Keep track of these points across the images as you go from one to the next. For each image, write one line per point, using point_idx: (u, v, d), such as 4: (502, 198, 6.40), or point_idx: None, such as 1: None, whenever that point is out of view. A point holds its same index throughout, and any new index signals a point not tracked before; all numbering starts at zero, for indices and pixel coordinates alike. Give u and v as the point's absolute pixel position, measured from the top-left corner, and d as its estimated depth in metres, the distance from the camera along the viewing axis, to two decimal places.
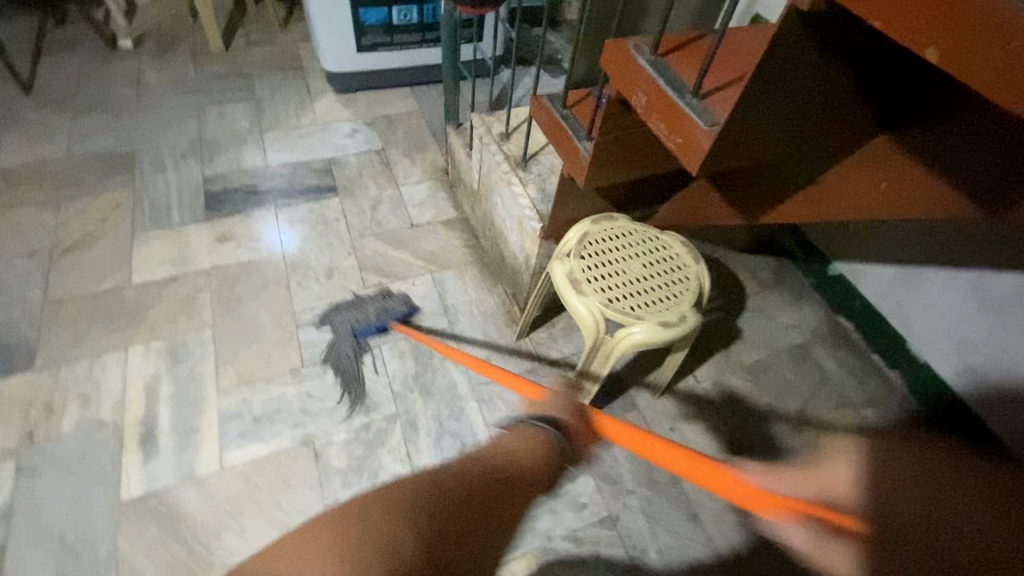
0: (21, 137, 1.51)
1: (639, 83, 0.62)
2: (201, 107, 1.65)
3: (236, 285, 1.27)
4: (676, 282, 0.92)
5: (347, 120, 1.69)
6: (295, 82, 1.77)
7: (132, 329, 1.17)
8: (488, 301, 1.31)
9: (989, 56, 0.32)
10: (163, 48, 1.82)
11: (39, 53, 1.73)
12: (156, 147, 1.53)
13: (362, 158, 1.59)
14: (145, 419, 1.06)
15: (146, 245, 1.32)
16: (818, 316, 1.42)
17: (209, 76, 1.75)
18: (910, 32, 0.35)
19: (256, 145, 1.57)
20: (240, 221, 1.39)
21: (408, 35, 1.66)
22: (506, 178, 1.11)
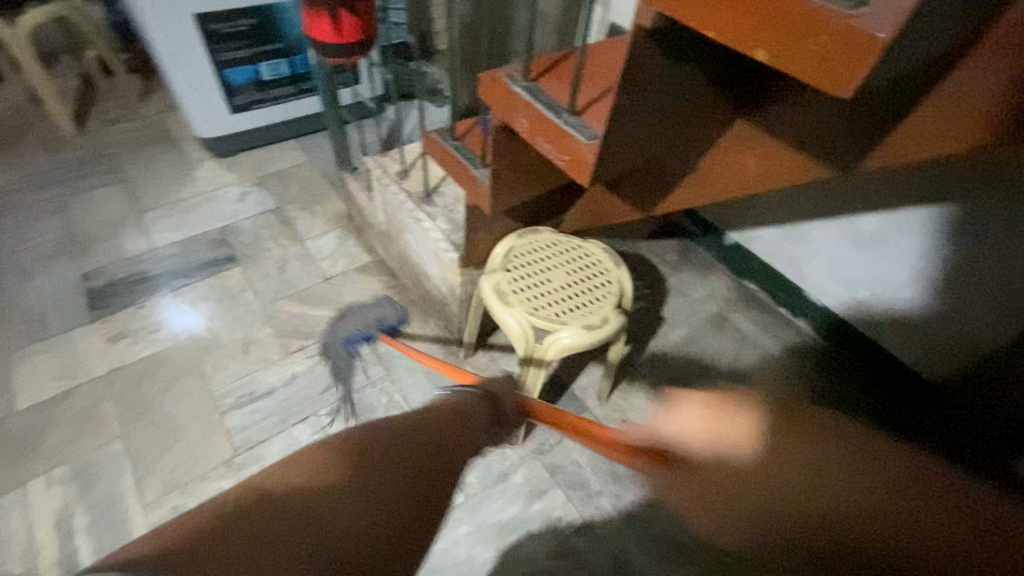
0: None
1: (519, 108, 0.65)
2: (63, 199, 1.50)
3: (143, 383, 1.15)
4: (599, 286, 0.96)
5: (235, 185, 1.60)
6: (169, 154, 1.66)
7: (24, 463, 1.02)
8: (422, 339, 1.29)
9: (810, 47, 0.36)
10: (4, 142, 1.64)
11: None
12: (17, 253, 1.36)
13: (259, 220, 1.52)
14: (63, 559, 0.93)
15: (24, 363, 1.16)
16: (727, 284, 1.53)
17: (67, 164, 1.60)
18: (738, 39, 0.38)
19: (137, 229, 1.45)
20: (133, 314, 1.27)
21: (283, 89, 1.61)
22: (414, 215, 1.10)
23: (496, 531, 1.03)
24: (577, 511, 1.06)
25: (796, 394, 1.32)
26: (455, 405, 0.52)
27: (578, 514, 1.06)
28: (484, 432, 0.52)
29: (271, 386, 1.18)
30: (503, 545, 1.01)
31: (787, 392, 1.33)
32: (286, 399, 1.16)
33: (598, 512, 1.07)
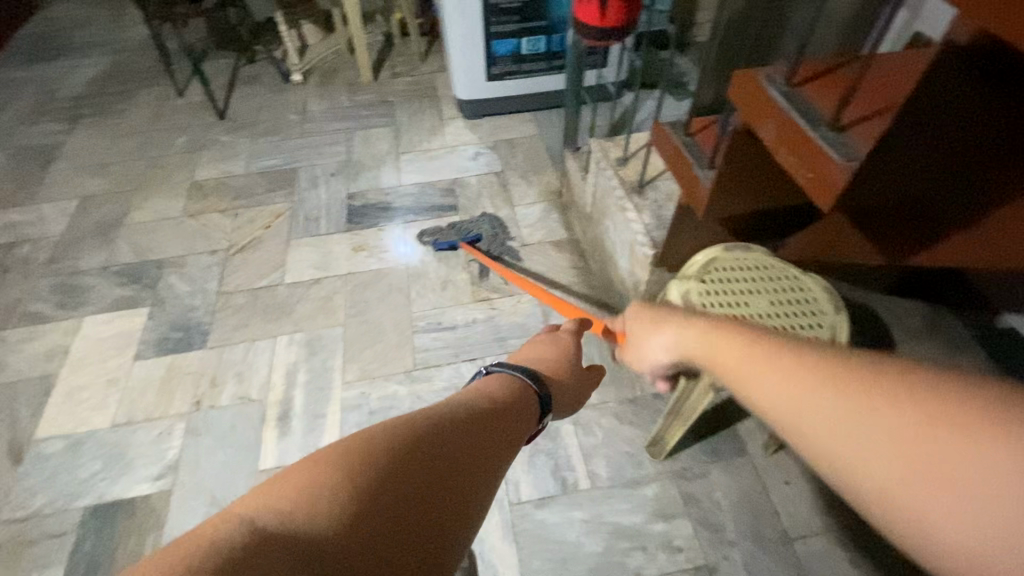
0: (215, 154, 1.83)
1: (766, 111, 0.61)
2: (350, 132, 1.88)
3: (366, 290, 1.41)
4: (805, 326, 0.84)
5: (472, 145, 1.81)
6: (430, 109, 1.95)
7: (280, 322, 1.35)
8: (593, 324, 1.31)
9: None
10: (325, 80, 2.11)
11: (234, 87, 2.10)
12: (313, 166, 1.76)
13: (483, 180, 1.69)
14: (284, 401, 1.21)
15: (298, 250, 1.52)
16: (983, 376, 1.21)
17: (359, 104, 1.99)
18: None
19: (392, 166, 1.75)
20: (373, 233, 1.55)
21: (535, 64, 1.74)
22: (621, 203, 1.11)
23: (611, 531, 1.01)
24: (702, 550, 0.99)
25: None
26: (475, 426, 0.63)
27: (702, 555, 0.99)
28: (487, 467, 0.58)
29: (455, 323, 1.33)
30: (615, 547, 1.00)
31: None
32: (463, 337, 1.30)
33: (725, 562, 0.98)
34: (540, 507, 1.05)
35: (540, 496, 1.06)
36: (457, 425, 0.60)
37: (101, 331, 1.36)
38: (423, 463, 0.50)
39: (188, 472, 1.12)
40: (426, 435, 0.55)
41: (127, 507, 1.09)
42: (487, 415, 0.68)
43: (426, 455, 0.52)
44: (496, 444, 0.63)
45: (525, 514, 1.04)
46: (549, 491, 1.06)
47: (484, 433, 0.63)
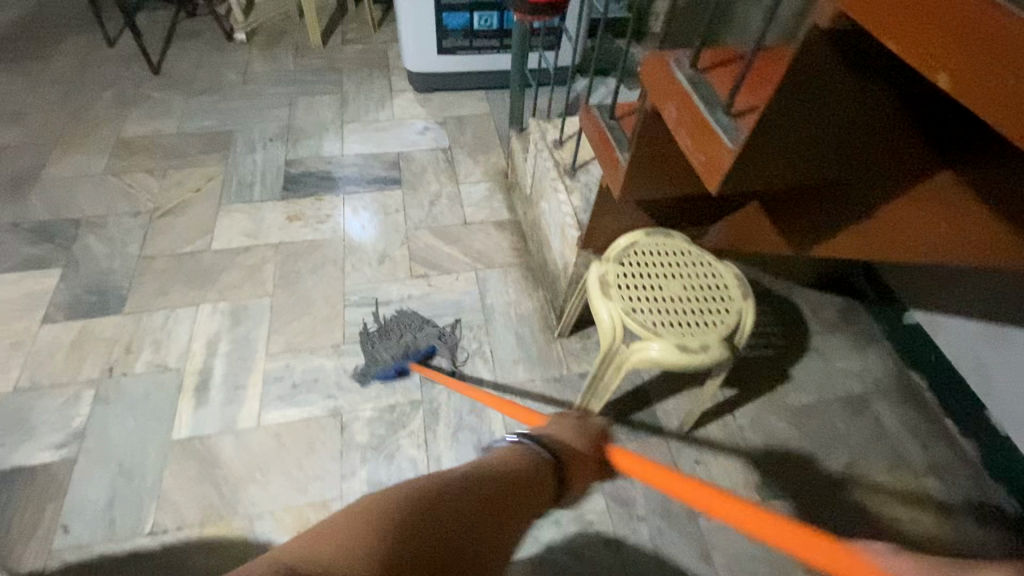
0: (145, 111, 1.72)
1: (671, 91, 0.62)
2: (294, 97, 1.81)
3: (298, 260, 1.37)
4: (713, 311, 0.87)
5: (421, 119, 1.78)
6: (380, 79, 1.90)
7: (205, 289, 1.30)
8: (526, 305, 1.33)
9: (989, 85, 0.34)
10: (271, 41, 2.02)
11: (170, 41, 1.98)
12: (251, 130, 1.69)
13: (429, 157, 1.67)
14: (202, 370, 1.17)
15: (229, 216, 1.46)
16: (884, 367, 1.29)
17: (306, 69, 1.92)
18: (917, 53, 0.36)
19: (336, 135, 1.70)
20: (310, 203, 1.50)
21: (486, 41, 1.72)
22: (554, 185, 1.12)
23: None
24: (612, 524, 1.03)
25: (922, 519, 1.08)
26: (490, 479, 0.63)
27: (611, 528, 1.03)
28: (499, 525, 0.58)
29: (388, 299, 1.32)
30: None
31: (915, 516, 1.08)
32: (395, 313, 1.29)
33: (633, 534, 1.02)
34: None
35: None
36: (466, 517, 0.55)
37: (5, 291, 1.27)
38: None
39: (94, 441, 1.07)
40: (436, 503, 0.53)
41: (23, 477, 1.03)
42: (499, 493, 0.61)
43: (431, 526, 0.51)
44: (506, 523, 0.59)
45: None
46: None
47: (493, 526, 0.57)
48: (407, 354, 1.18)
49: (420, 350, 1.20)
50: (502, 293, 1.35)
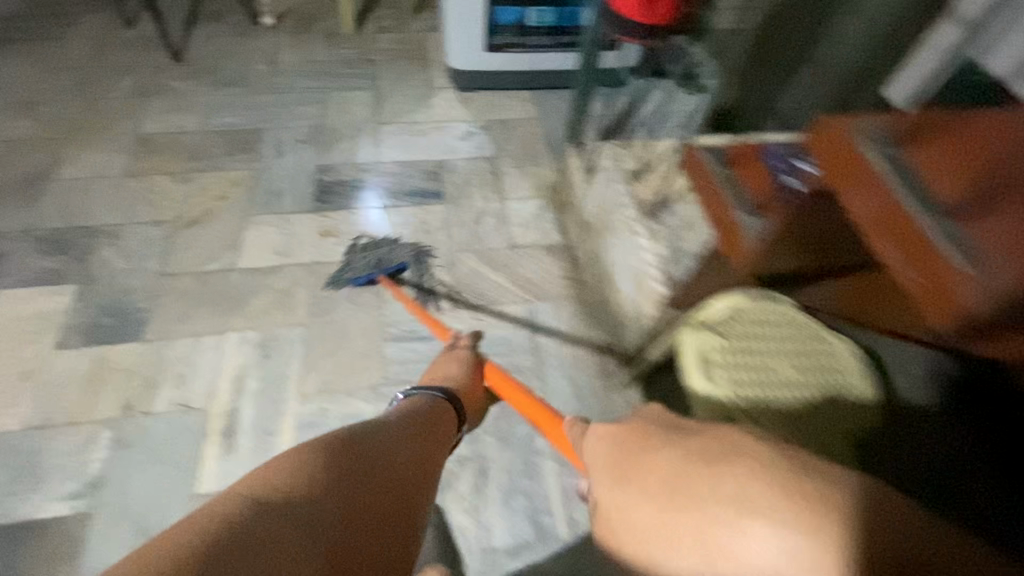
0: (166, 104, 1.58)
1: (855, 175, 0.64)
2: (325, 92, 1.66)
3: (332, 285, 1.25)
4: (835, 404, 0.67)
5: (464, 122, 1.63)
6: (418, 75, 1.74)
7: (232, 315, 1.19)
8: (582, 346, 1.20)
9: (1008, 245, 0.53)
10: (300, 26, 1.86)
11: (192, 24, 1.83)
12: (280, 129, 1.55)
13: (472, 167, 1.52)
14: (229, 412, 1.06)
15: (256, 230, 1.33)
16: None
17: (339, 60, 1.77)
18: None
19: (372, 138, 1.56)
20: (344, 217, 1.37)
21: (540, 38, 1.55)
22: (631, 225, 0.98)
23: None
24: None
25: None
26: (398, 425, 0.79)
27: None
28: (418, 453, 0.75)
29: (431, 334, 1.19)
30: None
31: None
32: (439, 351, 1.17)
33: None
34: (512, 556, 0.95)
35: (514, 543, 0.97)
36: (383, 463, 0.68)
37: (15, 310, 1.16)
38: (364, 512, 0.59)
39: (113, 492, 0.97)
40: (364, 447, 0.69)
41: (34, 531, 0.93)
42: (414, 434, 0.78)
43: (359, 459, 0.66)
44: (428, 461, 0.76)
45: (496, 563, 0.95)
46: (524, 538, 0.97)
47: (413, 467, 0.71)
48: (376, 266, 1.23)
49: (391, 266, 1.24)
50: (555, 331, 1.22)
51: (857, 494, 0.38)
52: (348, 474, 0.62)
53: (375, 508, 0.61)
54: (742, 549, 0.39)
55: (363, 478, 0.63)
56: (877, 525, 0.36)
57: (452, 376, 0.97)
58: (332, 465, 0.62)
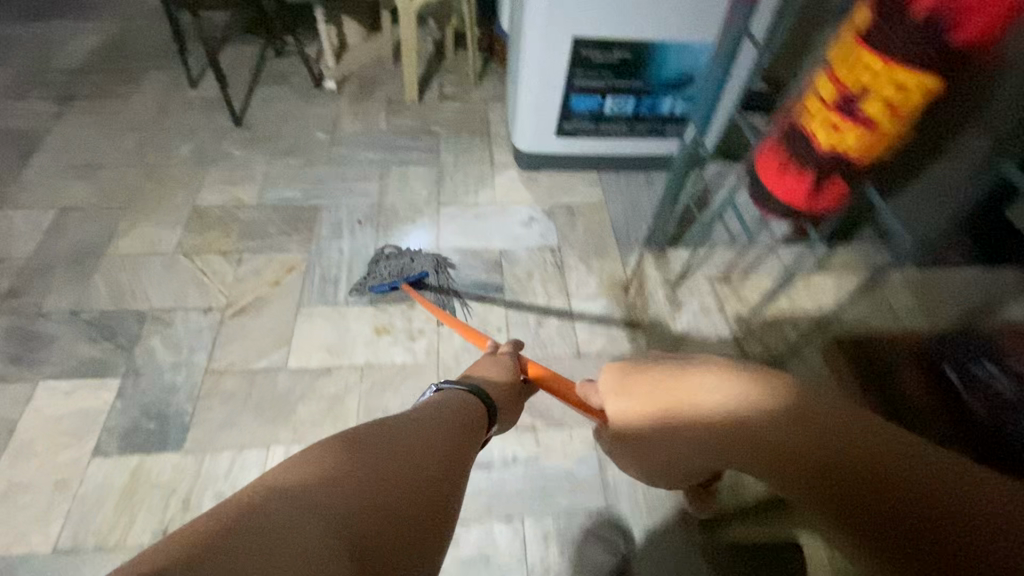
0: (223, 174, 1.54)
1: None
2: (386, 167, 1.61)
3: (385, 393, 1.16)
4: None
5: (527, 206, 1.55)
6: (481, 151, 1.68)
7: (278, 425, 1.10)
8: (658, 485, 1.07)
9: None
10: (362, 92, 1.83)
11: (255, 85, 1.81)
12: (338, 207, 1.49)
13: (535, 257, 1.43)
14: None
15: (308, 323, 1.25)
16: None
17: (400, 131, 1.72)
18: None
19: (431, 220, 1.49)
20: (400, 312, 1.29)
21: (615, 125, 1.46)
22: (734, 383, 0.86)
23: None
24: None
25: None
26: (428, 412, 0.73)
27: None
28: (447, 449, 0.67)
29: (490, 462, 1.08)
30: None
31: None
32: (499, 484, 1.05)
33: None
34: None
35: None
36: (400, 449, 0.62)
37: (56, 407, 1.10)
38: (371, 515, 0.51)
39: None
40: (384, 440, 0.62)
41: None
42: (444, 430, 0.70)
43: (375, 449, 0.60)
44: (457, 455, 0.68)
45: None
46: None
47: (438, 461, 0.63)
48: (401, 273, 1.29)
49: (416, 272, 1.31)
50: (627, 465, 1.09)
51: (788, 394, 0.55)
52: (362, 463, 0.56)
53: (395, 503, 0.55)
54: (700, 401, 0.59)
55: (381, 473, 0.56)
56: (815, 411, 0.52)
57: (489, 377, 0.89)
58: (350, 454, 0.58)
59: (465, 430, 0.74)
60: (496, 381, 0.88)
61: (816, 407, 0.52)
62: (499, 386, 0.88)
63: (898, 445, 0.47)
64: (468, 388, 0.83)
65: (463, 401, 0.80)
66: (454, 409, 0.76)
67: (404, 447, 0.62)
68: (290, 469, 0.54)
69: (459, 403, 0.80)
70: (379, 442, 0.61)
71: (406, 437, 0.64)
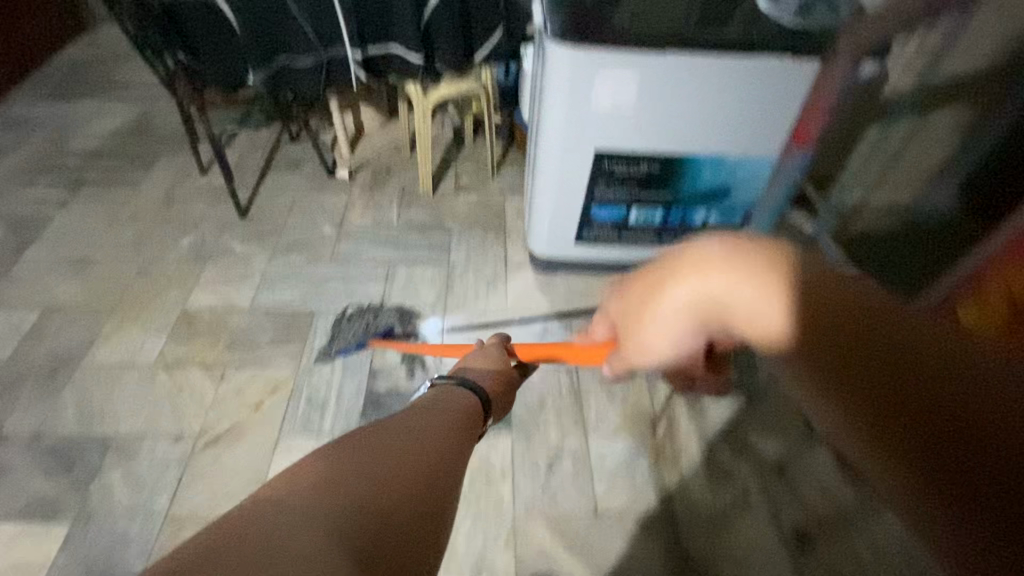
0: (220, 271, 1.46)
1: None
2: (391, 266, 1.51)
3: None
4: None
5: (542, 315, 1.40)
6: (494, 249, 1.57)
7: None
8: None
9: None
10: (375, 182, 1.76)
11: (266, 173, 1.76)
12: (335, 313, 1.38)
13: (548, 379, 1.26)
14: None
15: (287, 459, 1.10)
16: None
17: (410, 225, 1.63)
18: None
19: (435, 331, 1.35)
20: None
21: (641, 235, 1.33)
22: None
23: None
24: None
25: None
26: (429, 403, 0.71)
27: None
28: (449, 433, 0.65)
29: None
30: None
31: None
32: None
33: None
34: None
35: None
36: (405, 438, 0.59)
37: None
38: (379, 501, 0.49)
39: None
40: (385, 429, 0.60)
41: None
42: (444, 418, 0.68)
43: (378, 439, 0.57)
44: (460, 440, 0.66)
45: None
46: None
47: (442, 444, 0.62)
48: (365, 329, 1.32)
49: (380, 326, 1.33)
50: None
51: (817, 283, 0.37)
52: (367, 458, 0.54)
53: (401, 501, 0.51)
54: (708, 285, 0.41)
55: (386, 456, 0.55)
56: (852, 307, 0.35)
57: (476, 369, 0.84)
58: (351, 447, 0.55)
59: (466, 417, 0.71)
60: (481, 373, 0.83)
61: (830, 284, 0.37)
62: (485, 376, 0.82)
63: (959, 368, 0.31)
64: (459, 383, 0.78)
65: (463, 399, 0.75)
66: (448, 402, 0.72)
67: (408, 434, 0.60)
68: (292, 475, 0.51)
69: (455, 397, 0.75)
70: (381, 435, 0.58)
71: (405, 429, 0.61)
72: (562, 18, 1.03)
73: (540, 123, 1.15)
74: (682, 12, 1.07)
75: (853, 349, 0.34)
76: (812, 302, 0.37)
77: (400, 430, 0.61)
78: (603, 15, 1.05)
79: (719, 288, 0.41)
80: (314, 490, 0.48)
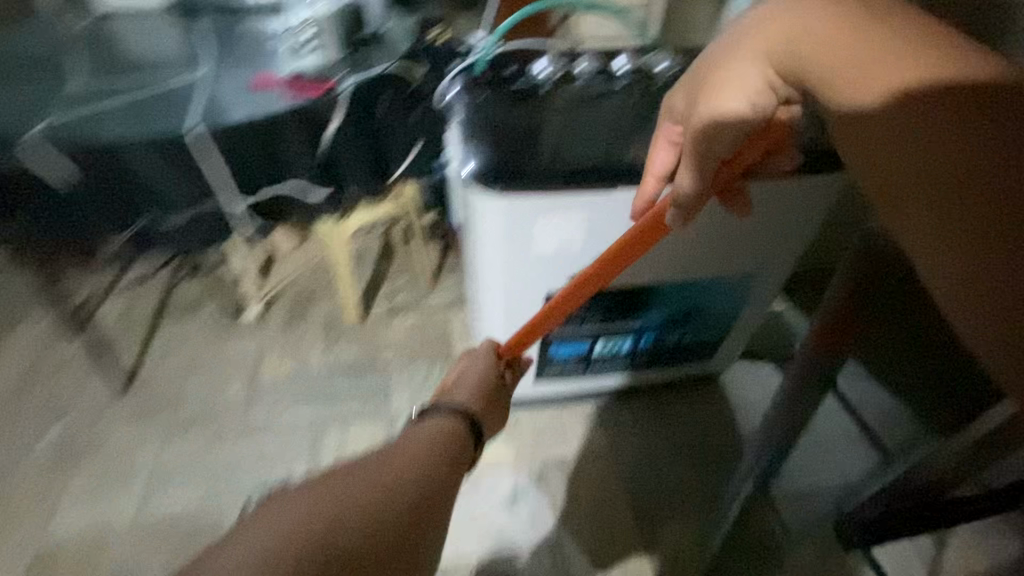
0: (92, 481, 1.21)
1: None
2: (319, 431, 1.28)
3: None
4: None
5: (508, 473, 1.19)
6: None
7: None
8: None
9: None
10: (294, 314, 1.51)
11: (156, 321, 1.47)
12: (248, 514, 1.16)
13: (524, 565, 1.08)
14: None
15: None
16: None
17: (339, 368, 1.39)
18: None
19: None
20: None
21: (609, 364, 1.15)
22: None
23: None
24: None
25: None
26: (419, 437, 0.65)
27: None
28: (435, 480, 0.59)
29: None
30: None
31: None
32: None
33: None
34: None
35: None
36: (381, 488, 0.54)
37: None
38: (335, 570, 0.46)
39: None
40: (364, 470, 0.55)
41: None
42: (431, 459, 0.61)
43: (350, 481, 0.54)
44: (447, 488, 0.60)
45: None
46: None
47: (419, 495, 0.56)
48: None
49: None
50: None
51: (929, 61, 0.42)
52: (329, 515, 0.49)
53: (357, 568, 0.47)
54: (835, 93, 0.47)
55: (356, 504, 0.51)
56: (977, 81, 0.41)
57: (464, 397, 0.76)
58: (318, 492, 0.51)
59: (454, 459, 0.64)
60: (463, 397, 0.75)
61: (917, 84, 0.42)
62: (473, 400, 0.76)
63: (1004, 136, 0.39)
64: (448, 411, 0.72)
65: (455, 426, 0.69)
66: (436, 434, 0.67)
67: (383, 478, 0.55)
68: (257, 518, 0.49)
69: (443, 425, 0.69)
70: (359, 475, 0.54)
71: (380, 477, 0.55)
72: (487, 158, 0.85)
73: (478, 276, 0.96)
74: (622, 128, 0.92)
75: (966, 173, 0.39)
76: (968, 60, 0.42)
77: (371, 474, 0.55)
78: (534, 146, 0.88)
79: (830, 72, 0.48)
80: (308, 550, 0.46)
